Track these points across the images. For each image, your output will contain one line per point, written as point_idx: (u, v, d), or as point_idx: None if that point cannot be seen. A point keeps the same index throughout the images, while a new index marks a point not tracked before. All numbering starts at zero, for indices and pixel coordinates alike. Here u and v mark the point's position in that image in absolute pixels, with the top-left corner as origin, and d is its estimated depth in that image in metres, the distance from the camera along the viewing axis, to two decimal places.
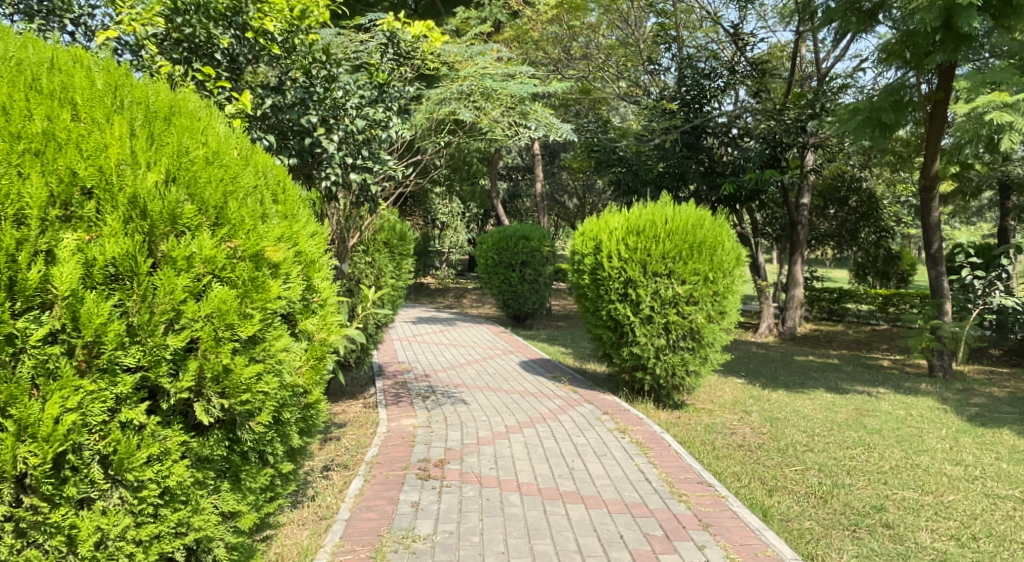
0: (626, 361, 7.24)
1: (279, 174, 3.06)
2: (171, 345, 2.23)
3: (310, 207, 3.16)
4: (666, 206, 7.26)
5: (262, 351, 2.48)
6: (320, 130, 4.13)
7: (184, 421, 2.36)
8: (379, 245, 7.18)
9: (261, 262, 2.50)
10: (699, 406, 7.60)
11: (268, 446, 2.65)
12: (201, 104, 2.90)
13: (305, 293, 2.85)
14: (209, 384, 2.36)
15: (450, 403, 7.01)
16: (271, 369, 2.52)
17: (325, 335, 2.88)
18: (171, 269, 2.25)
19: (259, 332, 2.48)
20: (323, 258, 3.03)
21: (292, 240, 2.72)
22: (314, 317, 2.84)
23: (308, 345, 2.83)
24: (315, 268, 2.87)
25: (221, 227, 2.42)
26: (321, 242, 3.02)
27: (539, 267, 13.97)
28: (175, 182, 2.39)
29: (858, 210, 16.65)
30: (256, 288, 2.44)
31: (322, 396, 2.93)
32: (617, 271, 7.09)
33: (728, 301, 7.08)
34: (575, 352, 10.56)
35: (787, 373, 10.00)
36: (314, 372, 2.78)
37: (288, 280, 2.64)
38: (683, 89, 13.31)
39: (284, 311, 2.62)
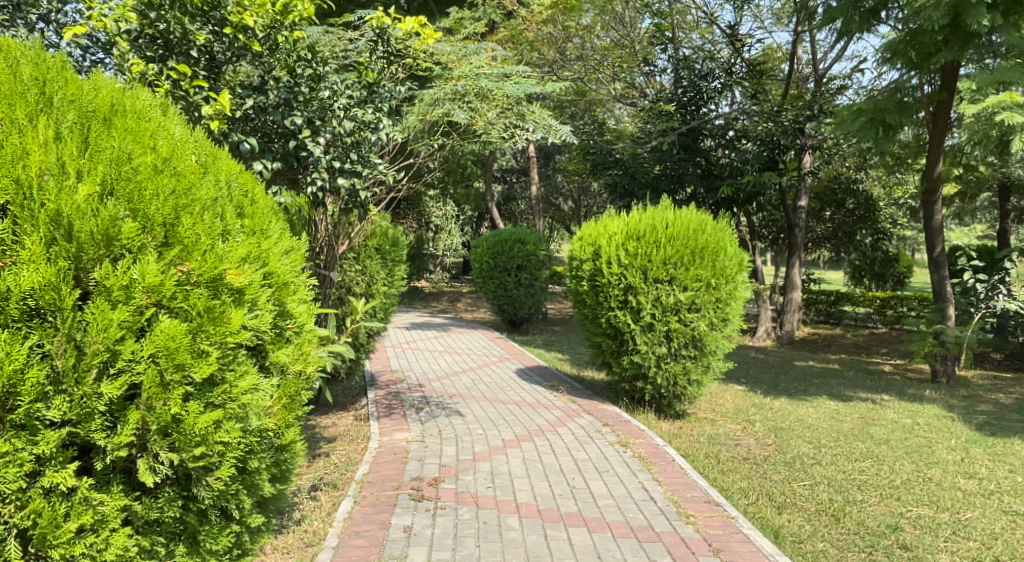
0: (626, 371, 7.01)
1: (245, 182, 2.82)
2: (105, 394, 1.98)
3: (283, 219, 2.93)
4: (667, 210, 7.04)
5: (221, 395, 2.21)
6: (305, 132, 3.89)
7: (127, 480, 2.11)
8: (371, 252, 6.94)
9: (220, 288, 2.25)
10: (701, 415, 7.38)
11: (233, 500, 2.36)
12: (155, 102, 2.66)
13: (278, 320, 2.64)
14: (154, 438, 2.09)
15: (444, 415, 6.77)
16: (233, 415, 2.25)
17: (302, 367, 2.69)
18: (104, 301, 1.99)
19: (217, 372, 2.22)
20: (299, 278, 2.82)
21: (261, 256, 2.48)
22: (288, 348, 2.64)
23: (281, 380, 2.61)
24: (288, 291, 2.64)
25: (170, 247, 2.18)
26: (296, 259, 2.78)
27: (535, 271, 13.76)
28: (113, 196, 2.14)
29: (856, 213, 16.48)
30: (213, 320, 2.18)
31: (297, 438, 2.69)
32: (617, 277, 6.88)
33: (732, 307, 6.85)
34: (572, 359, 10.32)
35: (788, 379, 9.78)
36: (287, 412, 2.55)
37: (257, 307, 2.40)
38: (680, 91, 13.12)
39: (250, 343, 2.37)
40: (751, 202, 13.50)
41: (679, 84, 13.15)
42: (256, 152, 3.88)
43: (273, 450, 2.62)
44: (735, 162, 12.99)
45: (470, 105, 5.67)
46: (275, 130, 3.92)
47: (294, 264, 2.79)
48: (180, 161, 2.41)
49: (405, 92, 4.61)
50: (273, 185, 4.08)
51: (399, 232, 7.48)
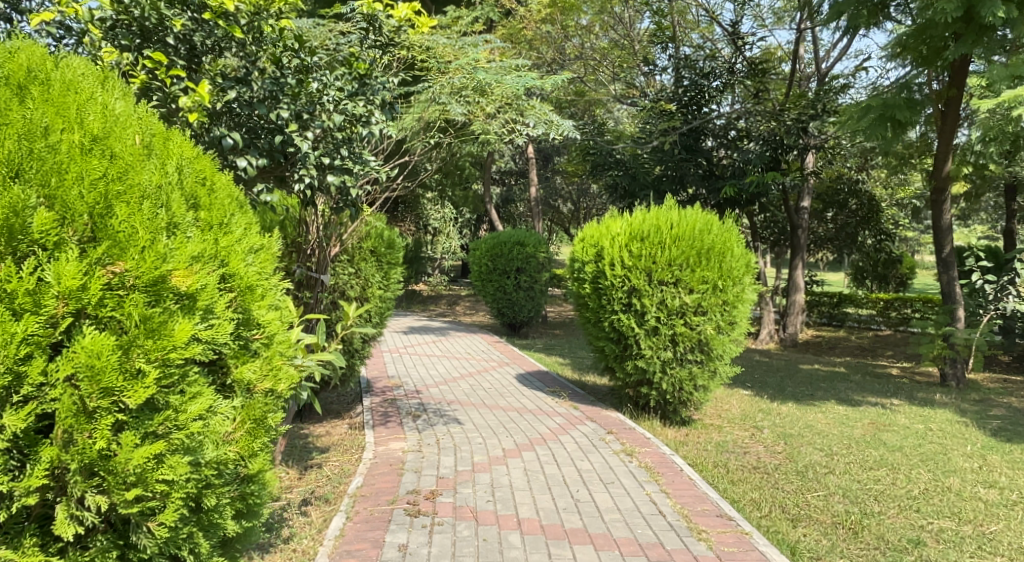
0: (630, 377, 6.79)
1: (202, 165, 2.56)
2: (9, 425, 1.80)
3: (249, 211, 2.71)
4: (671, 210, 6.82)
5: (162, 423, 2.02)
6: (292, 126, 3.65)
7: (44, 528, 1.93)
8: (366, 254, 6.71)
9: (162, 292, 2.03)
10: (707, 422, 7.15)
11: (187, 544, 2.18)
12: (92, 70, 2.42)
13: (243, 331, 2.41)
14: (76, 478, 1.90)
15: (442, 423, 6.53)
16: (178, 448, 2.06)
17: (271, 385, 2.49)
18: (7, 309, 1.81)
19: (157, 396, 2.01)
20: (268, 282, 2.60)
21: (218, 255, 2.26)
22: (253, 363, 2.41)
23: (247, 400, 2.40)
24: (255, 296, 2.41)
25: (96, 243, 1.97)
26: (264, 259, 2.56)
27: (535, 274, 13.54)
28: (22, 177, 1.94)
29: (858, 213, 16.17)
30: (150, 333, 1.97)
31: (266, 469, 2.48)
32: (621, 279, 6.65)
33: (739, 310, 6.63)
34: (573, 364, 10.08)
35: (794, 384, 9.54)
36: (250, 439, 2.34)
37: (213, 315, 2.17)
38: (680, 91, 12.93)
39: (202, 357, 2.16)
40: (753, 203, 13.27)
41: (680, 83, 12.97)
42: (241, 147, 3.65)
43: (238, 481, 2.41)
44: (738, 162, 12.77)
45: (467, 98, 5.45)
46: (260, 124, 3.69)
47: (264, 265, 2.56)
48: (121, 137, 2.20)
49: (399, 84, 4.39)
50: (258, 183, 3.86)
51: (395, 232, 7.25)
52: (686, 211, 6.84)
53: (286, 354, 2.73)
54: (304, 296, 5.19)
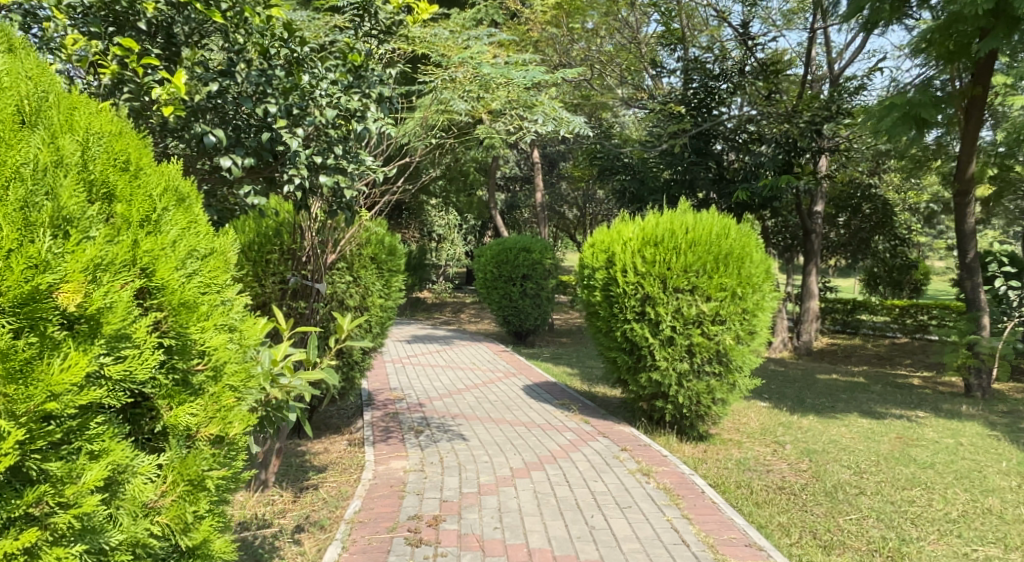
0: (643, 390, 6.44)
1: (131, 145, 2.19)
2: None
3: (200, 203, 2.36)
4: (686, 214, 6.48)
5: (38, 503, 1.71)
6: (280, 122, 3.30)
7: None
8: (366, 262, 6.40)
9: (39, 314, 1.69)
10: (726, 437, 6.80)
11: None
12: None
13: (180, 361, 2.07)
14: None
15: (446, 439, 6.19)
16: (66, 530, 1.76)
17: (220, 428, 2.17)
18: None
19: (26, 461, 1.70)
20: (218, 295, 2.26)
21: (135, 266, 1.93)
22: (195, 403, 2.08)
23: (187, 453, 2.10)
24: (194, 313, 2.07)
25: None
26: (212, 266, 2.22)
27: (541, 281, 13.19)
28: None
29: (872, 218, 15.76)
30: (17, 376, 1.65)
31: (215, 532, 2.18)
32: (634, 287, 6.31)
33: (759, 319, 6.28)
34: (582, 374, 9.74)
35: (813, 395, 9.18)
36: (180, 509, 2.04)
37: (125, 344, 1.85)
38: (690, 93, 12.59)
39: (110, 400, 1.83)
40: (766, 208, 12.92)
41: (688, 86, 12.64)
42: (225, 147, 3.32)
43: (175, 554, 2.11)
44: (749, 166, 12.42)
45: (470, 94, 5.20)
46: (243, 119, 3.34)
47: (211, 275, 2.21)
48: None
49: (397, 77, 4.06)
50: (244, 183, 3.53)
51: (398, 238, 6.94)
52: (702, 215, 6.50)
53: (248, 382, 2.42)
54: (299, 306, 4.89)
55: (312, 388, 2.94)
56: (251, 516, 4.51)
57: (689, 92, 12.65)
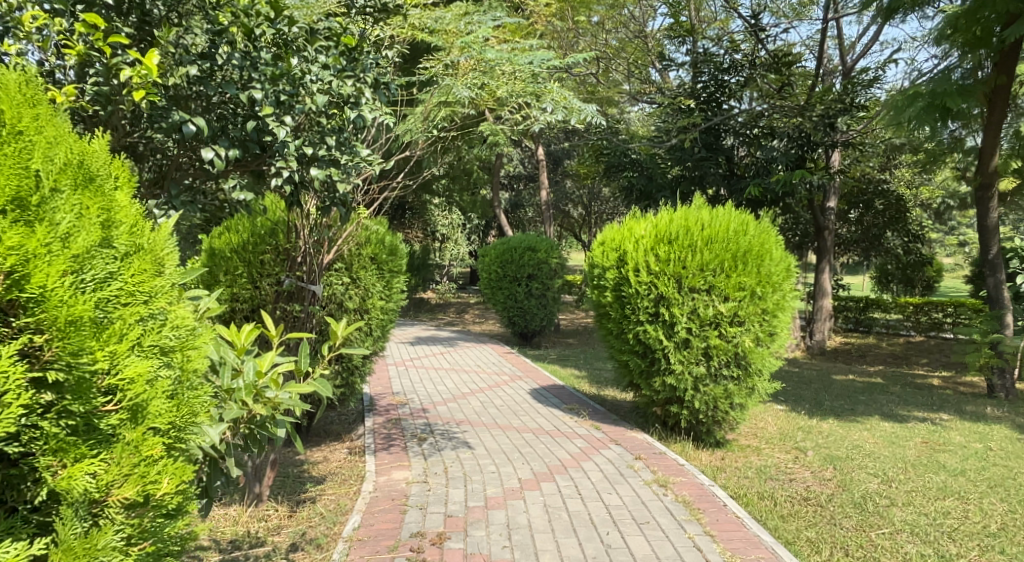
0: (657, 394, 6.14)
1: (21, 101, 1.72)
2: None
3: (125, 179, 1.89)
4: (701, 210, 6.19)
5: None
6: (267, 110, 3.00)
7: None
8: (365, 262, 6.11)
9: None
10: (743, 443, 6.51)
11: None
12: None
13: (79, 404, 1.63)
14: None
15: (451, 448, 5.90)
16: None
17: (134, 492, 1.73)
18: None
19: None
20: (146, 307, 1.81)
21: None
22: (96, 456, 1.66)
23: (90, 528, 1.69)
24: (93, 338, 1.64)
25: None
26: (133, 270, 1.76)
27: (547, 280, 12.88)
28: None
29: (885, 214, 15.43)
30: None
31: None
32: (647, 287, 6.01)
33: (779, 319, 5.98)
34: (591, 377, 9.43)
35: (831, 397, 8.88)
36: None
37: None
38: (699, 87, 12.26)
39: None
40: (778, 205, 12.59)
41: (698, 79, 12.29)
42: (208, 136, 3.05)
43: None
44: (761, 161, 12.09)
45: (476, 82, 4.90)
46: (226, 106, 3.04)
47: (135, 281, 1.76)
48: None
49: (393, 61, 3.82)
50: (227, 177, 3.23)
51: (400, 238, 6.66)
52: (718, 210, 6.20)
53: (196, 417, 1.99)
54: (294, 309, 4.62)
55: (304, 403, 2.62)
56: (243, 534, 4.22)
57: (699, 86, 12.29)
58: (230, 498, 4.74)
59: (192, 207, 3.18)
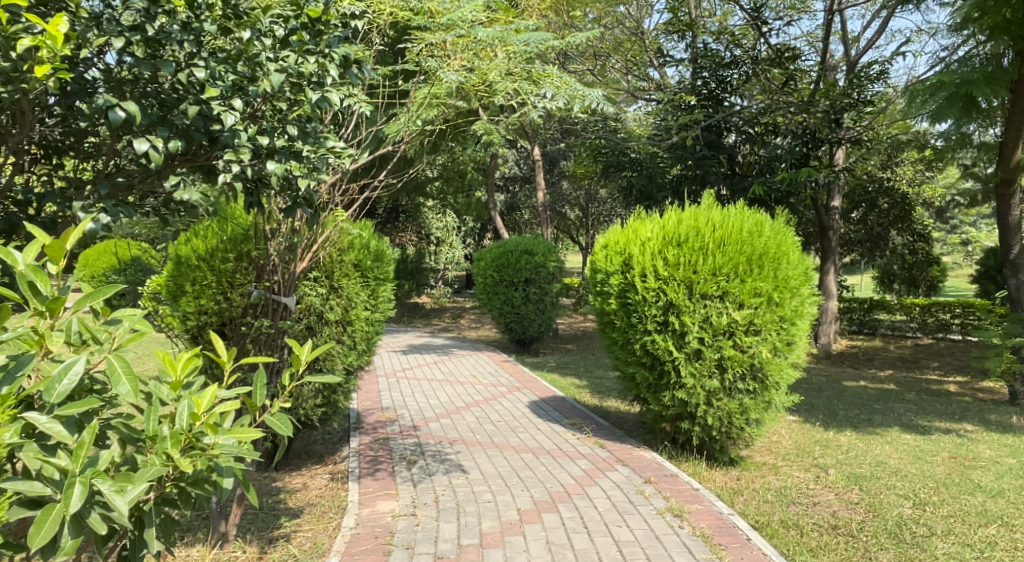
0: (666, 410, 5.65)
1: None
2: None
3: None
4: (712, 210, 5.71)
5: None
6: (211, 93, 2.54)
7: None
8: (347, 269, 5.63)
9: None
10: (759, 461, 6.02)
11: None
12: None
13: None
14: None
15: (442, 472, 5.41)
16: None
17: None
18: None
19: None
20: None
21: None
22: None
23: None
24: None
25: None
26: None
27: (544, 285, 12.40)
28: None
29: (891, 213, 14.88)
30: None
31: None
32: (654, 293, 5.53)
33: (798, 327, 5.48)
34: (592, 387, 8.93)
35: (847, 406, 8.38)
36: None
37: None
38: (699, 83, 11.83)
39: None
40: (782, 205, 12.12)
41: (698, 75, 11.83)
42: (143, 125, 2.59)
43: None
44: (764, 159, 11.62)
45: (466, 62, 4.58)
46: (161, 93, 2.63)
47: None
48: None
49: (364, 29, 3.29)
50: (169, 175, 2.75)
51: (386, 242, 6.19)
52: (730, 210, 5.73)
53: None
54: (262, 324, 4.11)
55: (251, 454, 2.12)
56: None
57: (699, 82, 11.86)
58: (194, 538, 4.26)
59: (126, 208, 2.69)
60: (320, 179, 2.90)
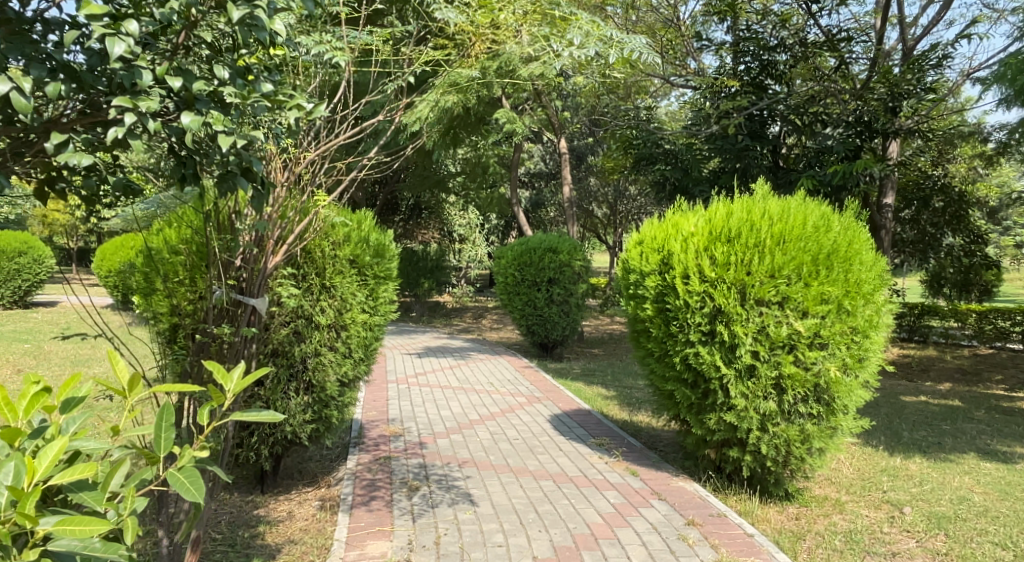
0: (712, 435, 4.81)
1: None
2: None
3: None
4: (768, 200, 4.87)
5: None
6: (92, 8, 1.80)
7: None
8: (342, 266, 4.91)
9: None
10: (818, 494, 5.16)
11: None
12: None
13: None
14: None
15: (447, 504, 4.64)
16: None
17: None
18: None
19: None
20: None
21: None
22: None
23: None
24: None
25: None
26: None
27: (569, 285, 11.54)
28: None
29: (943, 213, 13.51)
30: None
31: None
32: (700, 298, 4.70)
33: (871, 340, 4.61)
34: (620, 399, 8.10)
35: (910, 426, 7.42)
36: None
37: None
38: (741, 68, 10.85)
39: None
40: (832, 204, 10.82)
41: (740, 60, 10.85)
42: (13, 59, 1.88)
43: None
44: (812, 152, 10.63)
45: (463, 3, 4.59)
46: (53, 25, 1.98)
47: None
48: None
49: None
50: (57, 133, 2.04)
51: (389, 236, 5.47)
52: (789, 201, 4.88)
53: None
54: (223, 332, 3.35)
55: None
56: None
57: (741, 68, 10.89)
58: None
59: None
60: (259, 136, 2.11)
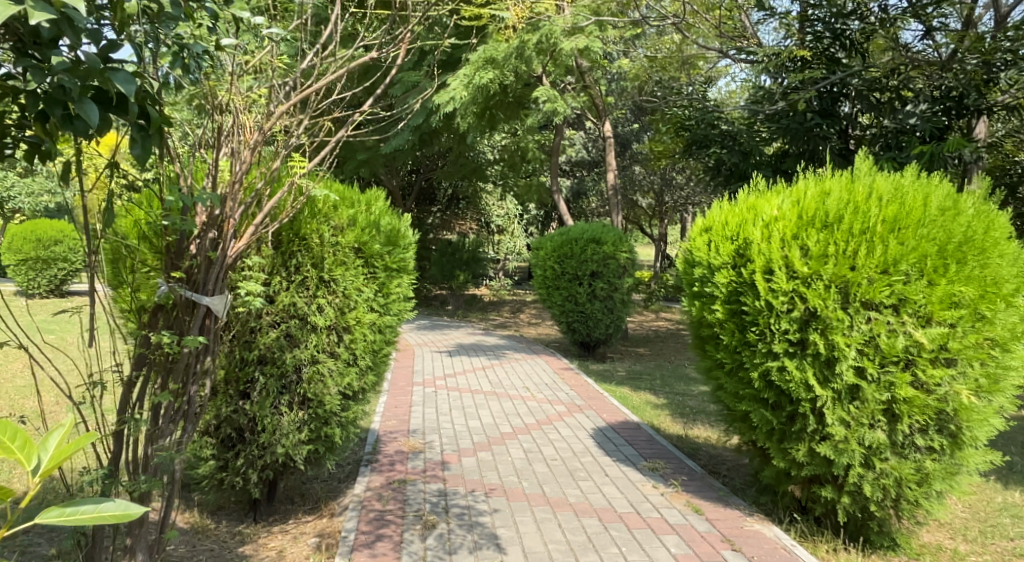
0: (800, 470, 3.83)
1: None
2: None
3: None
4: (874, 177, 3.87)
5: None
6: None
7: None
8: (345, 256, 4.06)
9: None
10: (930, 542, 4.15)
11: None
12: None
13: None
14: None
15: (469, 548, 3.77)
16: None
17: None
18: None
19: None
20: None
21: None
22: None
23: None
24: None
25: None
26: None
27: (614, 280, 10.58)
28: None
29: None
30: None
31: None
32: (787, 300, 3.74)
33: (1013, 356, 3.57)
34: (673, 409, 7.13)
35: (1020, 450, 6.27)
36: None
37: None
38: (810, 38, 9.58)
39: None
40: None
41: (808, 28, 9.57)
42: None
43: None
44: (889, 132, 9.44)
45: None
46: None
47: None
48: None
49: None
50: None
51: (403, 221, 4.62)
52: (902, 177, 3.88)
53: None
54: (164, 340, 2.55)
55: None
56: None
57: (810, 41, 9.62)
58: None
59: None
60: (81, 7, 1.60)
